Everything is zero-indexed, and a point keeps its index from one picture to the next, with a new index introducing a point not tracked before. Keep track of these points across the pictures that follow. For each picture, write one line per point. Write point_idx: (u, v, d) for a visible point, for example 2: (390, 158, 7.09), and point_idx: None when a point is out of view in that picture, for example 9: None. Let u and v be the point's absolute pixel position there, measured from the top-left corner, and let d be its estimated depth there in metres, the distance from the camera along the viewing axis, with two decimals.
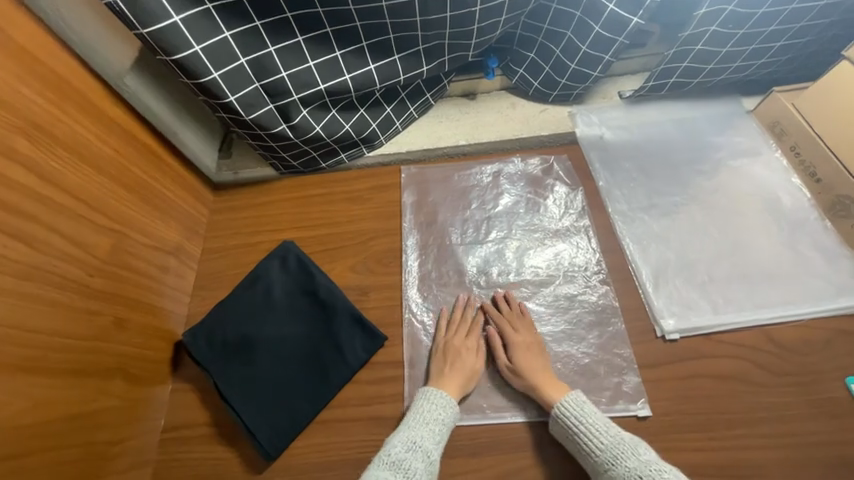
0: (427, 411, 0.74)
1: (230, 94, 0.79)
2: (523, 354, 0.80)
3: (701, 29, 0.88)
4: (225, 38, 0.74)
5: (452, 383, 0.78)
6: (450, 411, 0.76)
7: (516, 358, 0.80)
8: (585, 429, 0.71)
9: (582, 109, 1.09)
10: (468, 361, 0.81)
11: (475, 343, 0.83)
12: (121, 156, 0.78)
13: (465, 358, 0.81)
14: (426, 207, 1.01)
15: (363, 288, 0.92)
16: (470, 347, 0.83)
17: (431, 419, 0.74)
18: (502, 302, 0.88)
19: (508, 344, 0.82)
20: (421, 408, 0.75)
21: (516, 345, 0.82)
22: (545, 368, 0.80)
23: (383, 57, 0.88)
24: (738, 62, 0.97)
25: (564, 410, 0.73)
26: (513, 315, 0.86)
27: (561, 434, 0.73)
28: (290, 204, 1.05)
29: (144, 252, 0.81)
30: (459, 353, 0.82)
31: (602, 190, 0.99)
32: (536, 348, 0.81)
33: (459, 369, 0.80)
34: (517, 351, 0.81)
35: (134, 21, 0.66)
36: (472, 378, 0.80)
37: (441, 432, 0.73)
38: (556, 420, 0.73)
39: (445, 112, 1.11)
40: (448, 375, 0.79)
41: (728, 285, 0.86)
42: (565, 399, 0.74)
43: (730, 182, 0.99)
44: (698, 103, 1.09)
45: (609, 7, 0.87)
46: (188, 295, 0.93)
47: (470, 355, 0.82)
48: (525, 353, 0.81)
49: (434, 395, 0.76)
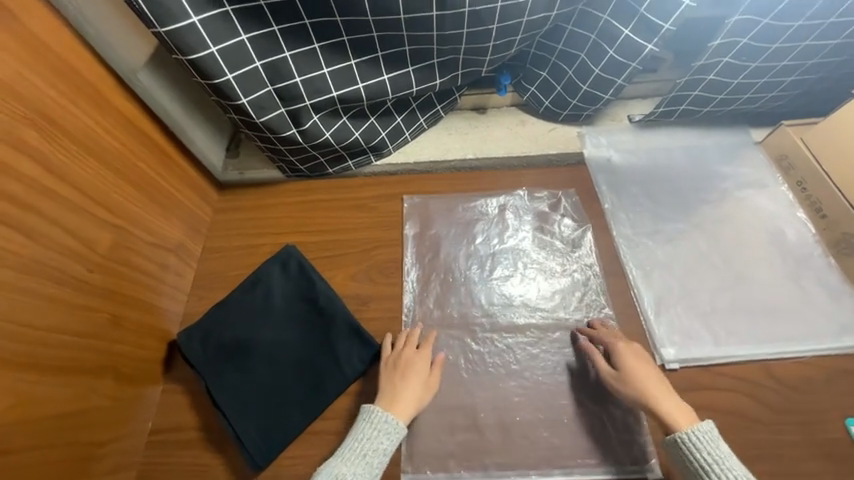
0: (367, 439, 0.72)
1: (243, 96, 0.79)
2: (633, 363, 0.77)
3: (714, 60, 0.88)
4: (242, 41, 0.74)
5: (404, 401, 0.76)
6: (393, 438, 0.73)
7: (623, 364, 0.77)
8: (718, 469, 0.65)
9: (591, 131, 1.09)
10: (421, 373, 0.80)
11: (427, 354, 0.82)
12: (128, 151, 0.77)
13: (417, 370, 0.80)
14: (430, 235, 1.00)
15: (363, 297, 0.91)
16: (424, 359, 0.81)
17: (370, 449, 0.71)
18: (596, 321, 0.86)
19: (612, 351, 0.80)
20: (361, 435, 0.72)
21: (625, 355, 0.79)
22: (660, 381, 0.75)
23: (398, 67, 0.88)
24: (749, 94, 0.97)
25: (691, 443, 0.67)
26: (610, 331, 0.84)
27: (682, 463, 0.69)
28: (295, 207, 1.04)
29: (145, 249, 0.80)
30: (412, 365, 0.80)
31: (607, 213, 0.99)
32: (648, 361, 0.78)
33: (411, 382, 0.78)
34: (630, 361, 0.78)
35: (154, 21, 0.65)
36: (425, 391, 0.78)
37: (379, 464, 0.71)
38: (681, 449, 0.68)
39: (455, 126, 1.11)
40: (397, 391, 0.77)
41: (731, 317, 0.85)
42: (697, 427, 0.69)
43: (735, 213, 0.99)
44: (707, 131, 1.09)
45: (625, 33, 0.88)
46: (186, 293, 0.92)
47: (422, 366, 0.80)
48: (641, 366, 0.77)
49: (378, 419, 0.73)
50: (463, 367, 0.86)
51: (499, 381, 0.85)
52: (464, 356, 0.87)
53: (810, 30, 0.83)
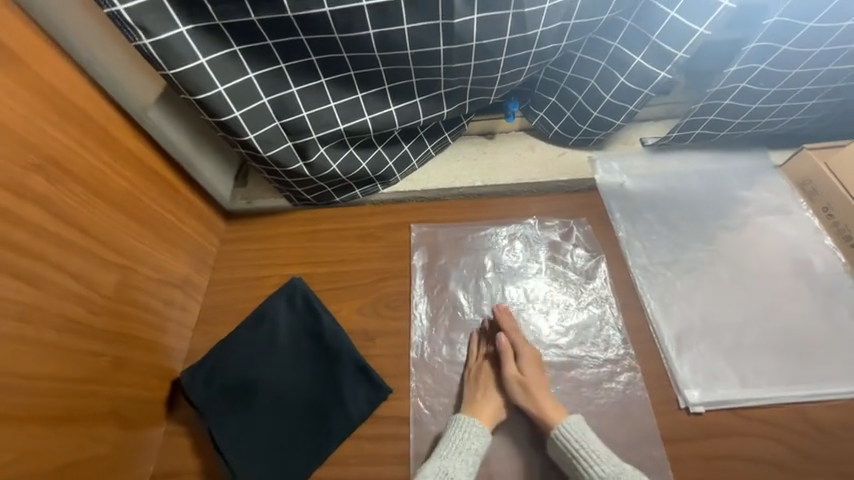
0: (459, 441, 0.74)
1: (250, 132, 0.79)
2: (531, 367, 0.81)
3: (730, 86, 0.86)
4: (249, 79, 0.74)
5: (486, 411, 0.78)
6: (482, 440, 0.75)
7: (525, 368, 0.80)
8: (584, 454, 0.70)
9: (603, 155, 1.07)
10: (503, 383, 0.81)
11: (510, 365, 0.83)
12: (135, 190, 0.77)
13: (500, 381, 0.81)
14: (439, 264, 0.98)
15: (370, 332, 0.89)
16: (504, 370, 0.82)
17: (463, 449, 0.73)
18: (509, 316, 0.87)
19: (517, 354, 0.82)
20: (452, 437, 0.75)
21: (526, 358, 0.82)
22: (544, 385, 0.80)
23: (405, 99, 0.87)
24: (768, 118, 0.94)
25: (563, 435, 0.72)
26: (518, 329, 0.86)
27: (560, 457, 0.73)
28: (302, 237, 1.03)
29: (150, 286, 0.79)
30: (494, 376, 0.81)
31: (622, 242, 0.96)
32: (540, 364, 0.82)
33: (494, 393, 0.80)
34: (528, 364, 0.81)
35: (162, 63, 0.65)
36: (507, 401, 0.80)
37: (473, 463, 0.73)
38: (555, 443, 0.73)
39: (463, 152, 1.10)
40: (483, 402, 0.79)
41: (758, 357, 0.80)
42: (567, 419, 0.74)
43: (757, 240, 0.95)
44: (724, 155, 1.06)
45: (636, 60, 0.85)
46: (191, 329, 0.91)
47: (505, 377, 0.81)
48: (533, 369, 0.81)
49: (467, 423, 0.76)
50: None
51: (512, 423, 0.81)
52: None
53: (832, 55, 0.79)
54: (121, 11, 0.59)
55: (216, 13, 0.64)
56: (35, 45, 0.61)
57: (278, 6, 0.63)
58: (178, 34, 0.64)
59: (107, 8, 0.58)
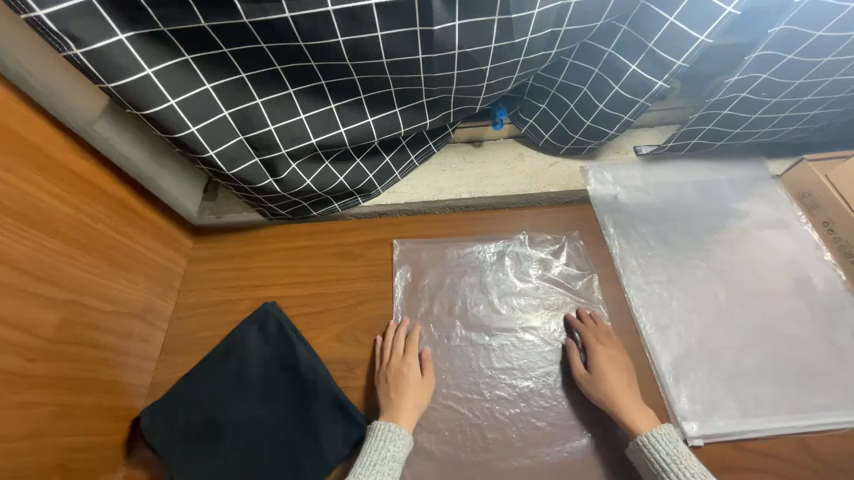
0: (375, 453, 0.69)
1: (211, 149, 0.71)
2: (605, 365, 0.77)
3: (731, 96, 0.80)
4: (206, 91, 0.66)
5: (404, 410, 0.74)
6: (401, 443, 0.71)
7: (596, 366, 0.77)
8: (676, 468, 0.64)
9: (595, 165, 1.01)
10: (414, 378, 0.78)
11: (414, 358, 0.81)
12: (82, 214, 0.69)
13: (410, 377, 0.78)
14: (428, 283, 0.92)
15: (349, 362, 0.84)
16: (413, 366, 0.80)
17: (379, 459, 0.69)
18: (588, 315, 0.84)
19: (588, 352, 0.79)
20: (367, 449, 0.70)
21: (599, 358, 0.78)
22: (629, 386, 0.75)
23: (383, 109, 0.80)
24: (768, 127, 0.89)
25: (651, 444, 0.67)
26: (598, 329, 0.82)
27: (646, 468, 0.67)
28: (276, 255, 0.96)
29: (102, 320, 0.72)
30: (403, 374, 0.78)
31: (616, 259, 0.91)
32: (621, 364, 0.77)
33: (406, 389, 0.77)
34: (602, 365, 0.77)
35: (100, 76, 0.57)
36: (422, 395, 0.77)
37: (392, 471, 0.68)
38: (641, 452, 0.68)
39: (448, 161, 1.04)
40: (397, 402, 0.75)
41: (757, 384, 0.77)
42: (657, 429, 0.68)
43: (755, 256, 0.91)
44: (721, 165, 1.01)
45: (632, 67, 0.79)
46: (154, 361, 0.84)
47: (413, 372, 0.79)
48: (613, 370, 0.76)
49: (382, 430, 0.71)
50: (460, 442, 0.77)
51: (500, 459, 0.76)
52: (461, 429, 0.78)
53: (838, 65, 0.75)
54: (42, 17, 0.50)
55: (159, 18, 0.56)
56: None
57: (232, 11, 0.56)
58: (117, 42, 0.55)
59: (26, 13, 0.50)
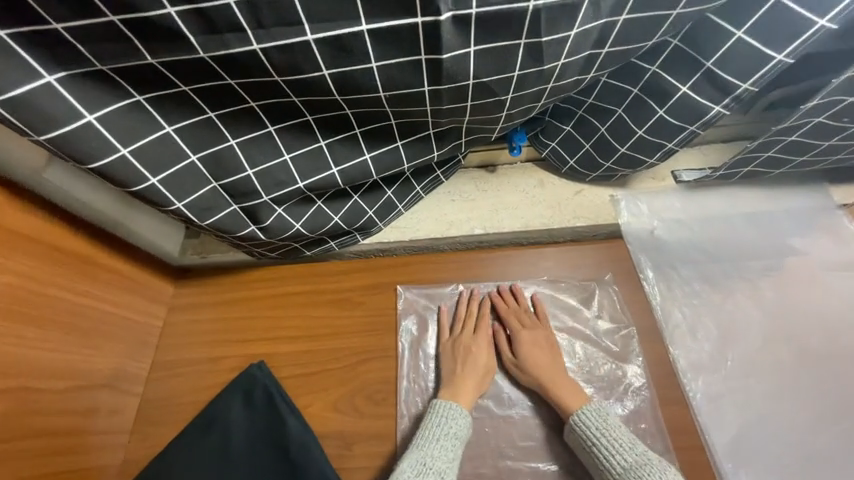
0: (436, 427, 0.68)
1: (178, 201, 0.59)
2: (529, 350, 0.75)
3: (803, 121, 0.66)
4: (167, 135, 0.54)
5: (466, 390, 0.72)
6: (462, 422, 0.69)
7: (521, 349, 0.75)
8: (606, 441, 0.64)
9: (628, 194, 0.88)
10: (481, 356, 0.76)
11: (483, 337, 0.78)
12: (31, 282, 0.59)
13: (477, 355, 0.76)
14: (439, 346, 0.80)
15: (347, 437, 0.73)
16: (481, 344, 0.77)
17: (442, 435, 0.67)
18: (518, 296, 0.82)
19: (512, 336, 0.77)
20: (430, 424, 0.68)
21: (522, 340, 0.76)
22: (554, 366, 0.73)
23: (383, 143, 0.68)
24: (841, 153, 0.75)
25: (582, 423, 0.66)
26: (519, 309, 0.80)
27: (578, 445, 0.67)
28: (266, 303, 0.85)
29: (58, 401, 0.62)
30: (470, 350, 0.76)
31: (656, 309, 0.79)
32: (545, 342, 0.76)
33: (472, 367, 0.74)
34: (525, 345, 0.75)
35: (26, 128, 0.45)
36: (486, 374, 0.75)
37: (454, 447, 0.67)
38: (574, 430, 0.67)
39: (459, 190, 0.91)
40: (459, 379, 0.73)
41: (835, 473, 0.65)
42: (585, 407, 0.67)
43: (821, 305, 0.78)
44: (776, 192, 0.87)
45: (682, 90, 0.65)
46: (127, 433, 0.74)
47: (480, 350, 0.76)
48: (535, 349, 0.75)
49: (443, 408, 0.70)
50: None
51: None
52: None
53: None
54: None
55: (95, 56, 0.44)
56: None
57: (186, 45, 0.44)
58: (44, 88, 0.44)
59: None
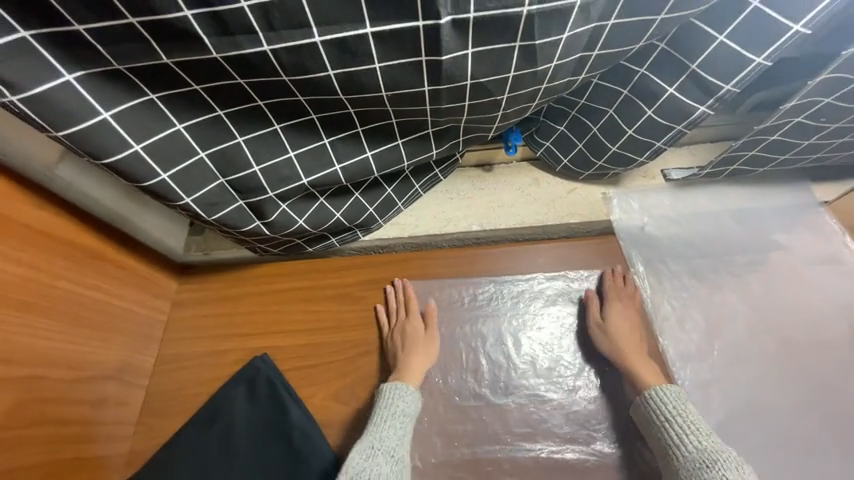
0: (385, 410, 0.70)
1: (187, 196, 0.62)
2: (620, 321, 0.77)
3: (784, 121, 0.69)
4: (177, 132, 0.57)
5: (411, 369, 0.75)
6: (409, 399, 0.72)
7: (612, 316, 0.78)
8: (681, 422, 0.64)
9: (620, 192, 0.91)
10: (417, 337, 0.79)
11: (418, 316, 0.81)
12: (44, 276, 0.60)
13: (415, 334, 0.79)
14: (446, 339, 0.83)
15: (349, 426, 0.75)
16: (418, 325, 0.80)
17: (390, 415, 0.69)
18: (619, 276, 0.83)
19: (604, 305, 0.80)
20: (380, 407, 0.70)
21: (615, 309, 0.78)
22: (636, 341, 0.76)
23: (384, 142, 0.71)
24: (821, 152, 0.78)
25: (658, 397, 0.67)
26: (617, 284, 0.82)
27: (646, 419, 0.67)
28: (270, 297, 0.87)
29: (68, 391, 0.63)
30: (408, 332, 0.79)
31: (648, 302, 0.82)
32: (634, 318, 0.78)
33: (412, 346, 0.78)
34: (615, 314, 0.78)
35: (45, 124, 0.48)
36: (430, 349, 0.79)
37: (404, 425, 0.69)
38: (645, 403, 0.68)
39: (456, 188, 0.94)
40: (406, 360, 0.76)
41: (813, 453, 0.69)
42: (664, 386, 0.68)
43: (804, 298, 0.81)
44: (762, 189, 0.90)
45: (669, 90, 0.68)
46: (134, 424, 0.76)
47: (416, 330, 0.80)
48: (623, 321, 0.77)
49: (389, 390, 0.72)
50: None
51: None
52: None
53: None
54: None
55: (112, 56, 0.47)
56: None
57: (199, 46, 0.46)
58: (63, 85, 0.46)
59: None
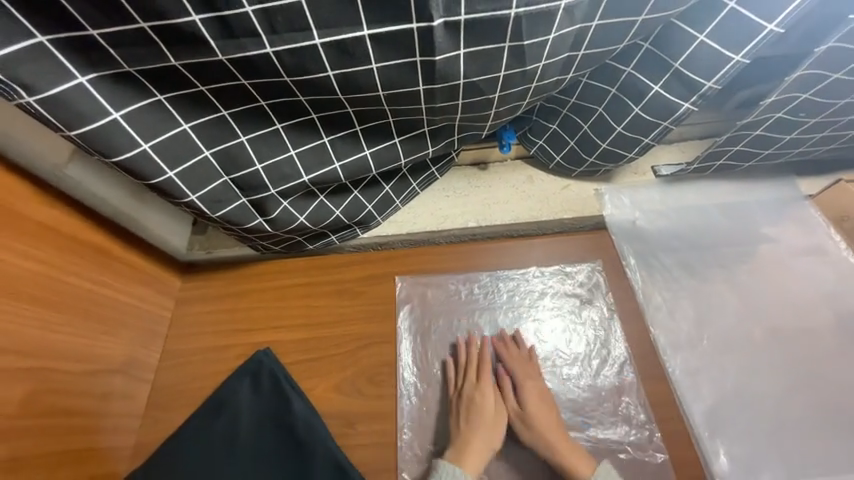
0: None
1: (192, 193, 0.64)
2: (534, 403, 0.74)
3: (765, 117, 0.72)
4: (184, 132, 0.59)
5: (471, 452, 0.71)
6: None
7: (526, 399, 0.75)
8: None
9: (611, 188, 0.94)
10: (487, 410, 0.74)
11: (489, 385, 0.76)
12: (55, 271, 0.63)
13: (485, 405, 0.74)
14: (444, 331, 0.85)
15: (350, 417, 0.77)
16: (486, 391, 0.76)
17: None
18: (508, 341, 0.82)
19: (514, 383, 0.77)
20: None
21: (529, 391, 0.76)
22: (556, 421, 0.73)
23: (382, 140, 0.74)
24: (803, 146, 0.81)
25: None
26: (520, 355, 0.80)
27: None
28: (272, 294, 0.90)
29: (77, 383, 0.65)
30: (475, 403, 0.75)
31: (639, 293, 0.84)
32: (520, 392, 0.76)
33: (480, 423, 0.73)
34: (531, 397, 0.75)
35: (59, 124, 0.50)
36: (498, 422, 0.74)
37: None
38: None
39: (452, 186, 0.96)
40: (468, 431, 0.73)
41: (802, 437, 0.70)
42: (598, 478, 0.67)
43: (791, 288, 0.83)
44: (749, 184, 0.93)
45: (654, 88, 0.71)
46: (140, 418, 0.78)
47: (487, 401, 0.75)
48: (540, 402, 0.75)
49: (448, 472, 0.69)
50: None
51: None
52: None
53: None
54: None
55: (123, 59, 0.49)
56: None
57: (206, 49, 0.49)
58: (76, 87, 0.49)
59: None
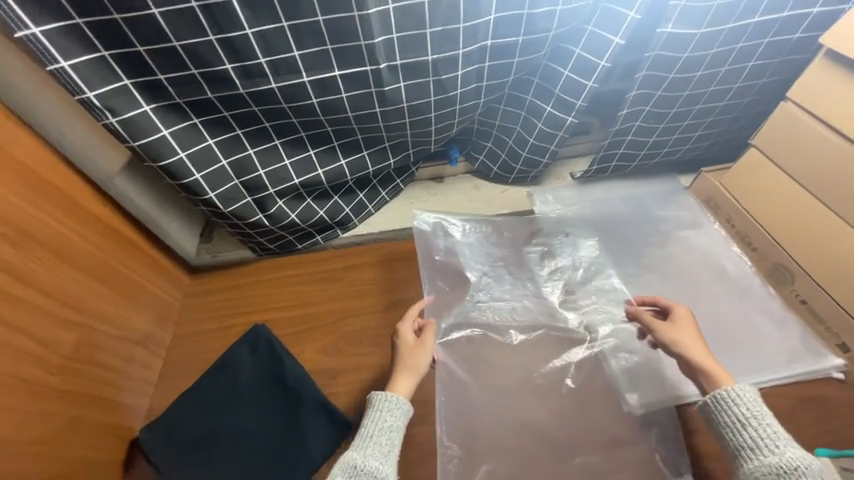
0: (370, 424, 0.70)
1: (211, 191, 0.86)
2: (684, 322, 0.78)
3: (628, 124, 1.01)
4: (209, 145, 0.82)
5: (402, 382, 0.75)
6: (398, 414, 0.71)
7: (673, 320, 0.79)
8: (738, 414, 0.65)
9: (539, 190, 1.19)
10: (408, 348, 0.79)
11: (410, 326, 0.82)
12: (99, 250, 0.82)
13: (404, 346, 0.80)
14: (450, 259, 1.04)
15: (333, 371, 0.93)
16: (409, 336, 0.81)
17: (377, 430, 0.69)
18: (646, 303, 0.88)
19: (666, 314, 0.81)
20: (369, 420, 0.70)
21: (676, 313, 0.80)
22: (700, 342, 0.75)
23: (354, 152, 0.99)
24: (667, 147, 1.09)
25: (724, 399, 0.66)
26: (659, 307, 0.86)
27: (710, 420, 0.68)
28: (267, 284, 1.07)
29: (110, 343, 0.81)
30: (403, 345, 0.80)
31: (561, 265, 1.05)
32: (684, 317, 0.79)
33: (400, 362, 0.78)
34: (678, 317, 0.79)
35: (127, 136, 0.73)
36: (422, 364, 0.78)
37: (390, 442, 0.69)
38: (713, 406, 0.67)
39: (415, 195, 1.21)
40: (397, 374, 0.77)
41: None
42: (735, 387, 0.67)
43: (679, 254, 1.06)
44: (643, 181, 1.20)
45: (547, 109, 1.00)
46: (154, 387, 0.92)
47: (410, 340, 0.80)
48: (686, 322, 0.78)
49: (380, 402, 0.72)
50: None
51: None
52: None
53: (699, 95, 0.96)
54: (92, 97, 0.68)
55: (176, 93, 0.74)
56: (19, 135, 0.69)
57: (232, 85, 0.75)
58: (142, 113, 0.73)
59: (79, 96, 0.67)
